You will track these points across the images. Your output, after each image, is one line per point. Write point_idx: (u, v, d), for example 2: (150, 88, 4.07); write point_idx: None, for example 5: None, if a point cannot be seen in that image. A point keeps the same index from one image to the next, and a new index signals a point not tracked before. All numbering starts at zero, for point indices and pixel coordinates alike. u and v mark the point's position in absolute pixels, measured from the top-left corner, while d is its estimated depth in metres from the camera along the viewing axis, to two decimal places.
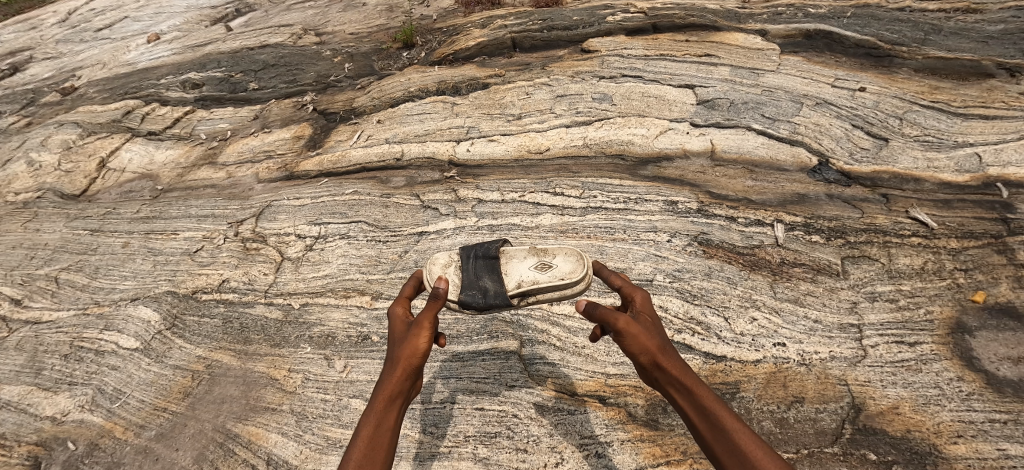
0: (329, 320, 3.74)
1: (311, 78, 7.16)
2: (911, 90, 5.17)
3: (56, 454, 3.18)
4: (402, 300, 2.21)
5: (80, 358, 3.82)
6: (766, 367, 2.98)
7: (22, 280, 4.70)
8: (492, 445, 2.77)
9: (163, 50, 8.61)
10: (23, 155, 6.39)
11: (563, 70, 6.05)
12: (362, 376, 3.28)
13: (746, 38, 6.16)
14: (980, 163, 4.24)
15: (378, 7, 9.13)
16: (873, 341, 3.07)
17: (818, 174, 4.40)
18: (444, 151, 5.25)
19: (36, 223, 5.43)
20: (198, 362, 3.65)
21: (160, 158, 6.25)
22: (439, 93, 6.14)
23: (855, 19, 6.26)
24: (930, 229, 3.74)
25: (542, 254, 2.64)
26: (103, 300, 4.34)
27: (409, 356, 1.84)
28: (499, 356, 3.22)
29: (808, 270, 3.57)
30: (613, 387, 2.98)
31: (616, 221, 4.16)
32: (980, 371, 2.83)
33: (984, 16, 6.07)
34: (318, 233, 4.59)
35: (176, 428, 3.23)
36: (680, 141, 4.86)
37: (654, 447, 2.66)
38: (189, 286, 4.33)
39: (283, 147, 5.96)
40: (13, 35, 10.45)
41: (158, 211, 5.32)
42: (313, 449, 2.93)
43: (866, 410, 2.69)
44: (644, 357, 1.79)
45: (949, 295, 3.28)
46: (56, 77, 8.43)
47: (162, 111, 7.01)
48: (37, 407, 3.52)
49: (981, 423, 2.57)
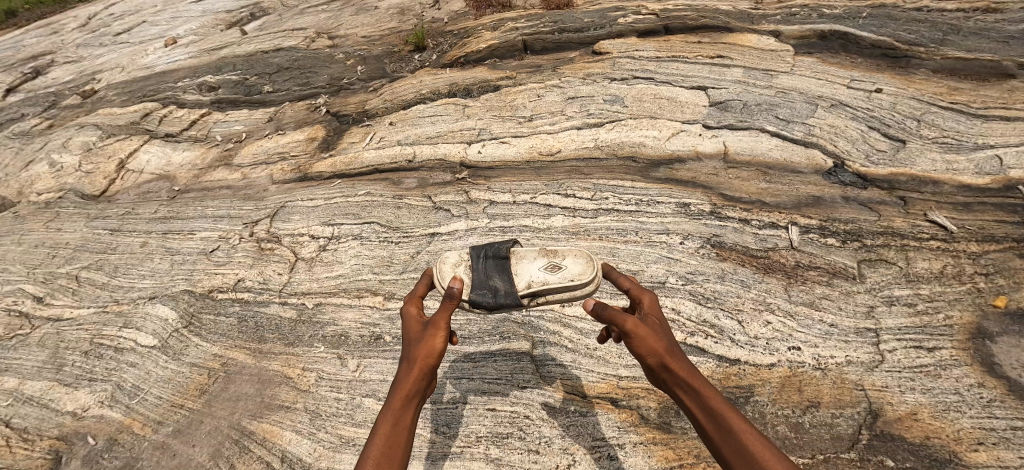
0: (343, 320, 3.79)
1: (324, 81, 7.26)
2: (929, 91, 5.09)
3: (77, 448, 3.25)
4: (414, 299, 2.23)
5: (100, 355, 3.91)
6: (781, 371, 2.94)
7: (45, 278, 4.82)
8: (504, 445, 2.78)
9: (180, 54, 8.77)
10: (46, 157, 6.55)
11: (575, 72, 6.07)
12: (375, 375, 3.32)
13: (760, 39, 6.12)
14: (1002, 165, 4.16)
15: (391, 11, 9.21)
16: (891, 346, 3.02)
17: (833, 176, 4.36)
18: (455, 153, 5.28)
19: (58, 223, 5.56)
20: (214, 360, 3.71)
21: (178, 159, 6.37)
22: (451, 95, 6.19)
23: (872, 19, 6.19)
24: (950, 233, 3.67)
25: (552, 255, 2.64)
26: (123, 299, 4.44)
27: (426, 357, 1.87)
28: (511, 358, 3.23)
29: (823, 273, 3.53)
30: (626, 389, 2.97)
31: (628, 223, 4.14)
32: (1002, 378, 2.78)
33: (1005, 16, 5.96)
34: (332, 234, 4.64)
35: (193, 424, 3.28)
36: (692, 142, 4.84)
37: (667, 451, 2.65)
38: (205, 285, 4.41)
39: (297, 149, 6.03)
40: (35, 40, 10.71)
41: (177, 212, 5.42)
42: (327, 448, 2.97)
43: (884, 416, 2.65)
44: (652, 358, 1.82)
45: (970, 300, 3.22)
46: (77, 81, 8.62)
47: (179, 114, 7.14)
48: (59, 403, 3.59)
49: (1003, 430, 2.53)
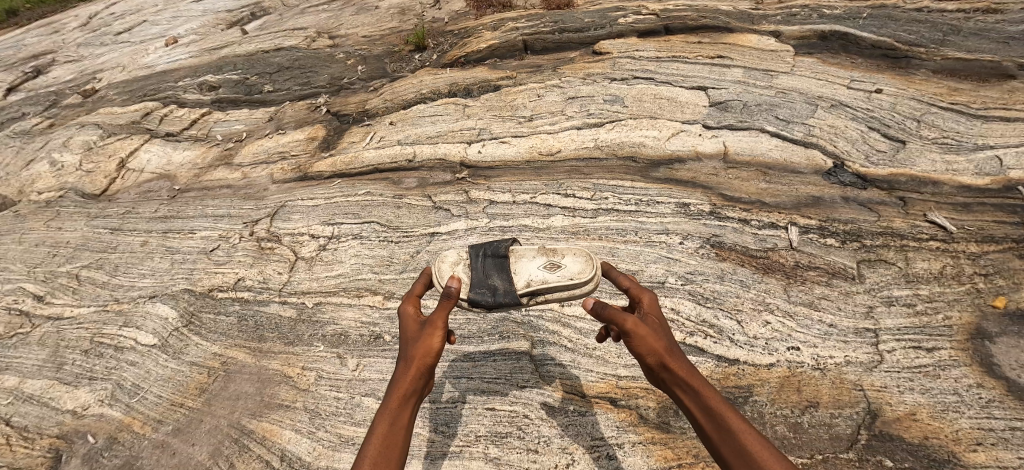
0: (342, 319, 3.79)
1: (325, 80, 7.26)
2: (929, 91, 5.09)
3: (78, 447, 3.26)
4: (412, 299, 2.23)
5: (101, 354, 3.91)
6: (780, 371, 2.94)
7: (45, 277, 4.82)
8: (503, 445, 2.79)
9: (181, 53, 8.78)
10: (46, 156, 6.56)
11: (575, 72, 6.07)
12: (375, 374, 3.32)
13: (760, 40, 6.12)
14: (1001, 166, 4.16)
15: (391, 10, 9.22)
16: (890, 346, 3.02)
17: (833, 177, 4.35)
18: (455, 152, 5.28)
19: (58, 222, 5.56)
20: (214, 359, 3.71)
21: (179, 159, 6.38)
22: (451, 95, 6.20)
23: (872, 20, 6.19)
24: (949, 233, 3.67)
25: (551, 254, 2.64)
26: (124, 298, 4.44)
27: (423, 356, 1.87)
28: (510, 357, 3.23)
29: (823, 274, 3.53)
30: (625, 389, 2.97)
31: (628, 223, 4.14)
32: (1001, 378, 2.78)
33: (1005, 16, 5.95)
34: (332, 234, 4.65)
35: (193, 423, 3.29)
36: (692, 142, 4.84)
37: (666, 450, 2.65)
38: (205, 285, 4.41)
39: (297, 148, 6.04)
40: (36, 39, 10.73)
41: (177, 211, 5.43)
42: (326, 447, 2.97)
43: (883, 416, 2.65)
44: (651, 358, 1.82)
45: (969, 300, 3.22)
46: (77, 80, 8.63)
47: (180, 113, 7.15)
48: (59, 401, 3.60)
49: (1001, 431, 2.53)
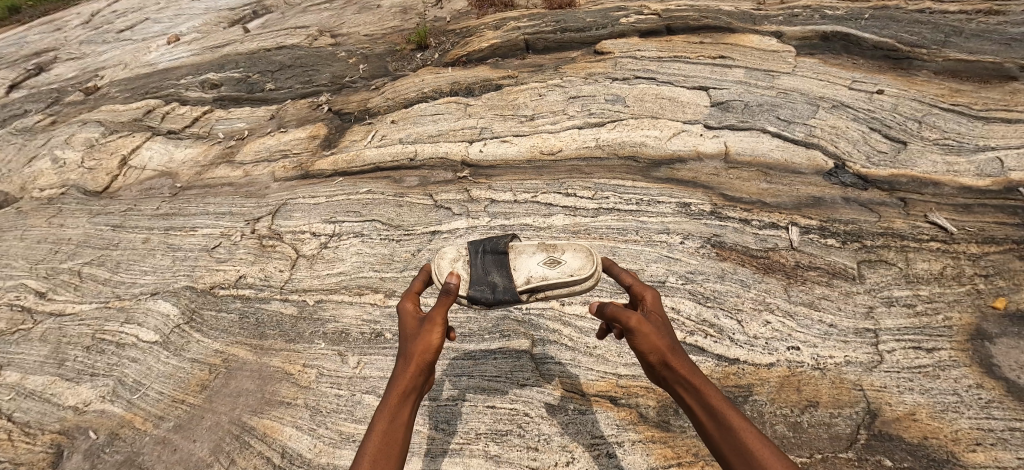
0: (343, 317, 3.80)
1: (326, 79, 7.27)
2: (931, 92, 5.09)
3: (79, 442, 3.27)
4: (411, 296, 2.25)
5: (102, 350, 3.93)
6: (780, 371, 2.95)
7: (46, 273, 4.83)
8: (503, 443, 2.80)
9: (183, 51, 8.80)
10: (48, 153, 6.58)
11: (577, 71, 6.08)
12: (375, 372, 3.33)
13: (761, 40, 6.13)
14: (1003, 167, 4.16)
15: (393, 9, 9.23)
16: (889, 346, 3.03)
17: (834, 177, 4.36)
18: (457, 151, 5.29)
19: (60, 219, 5.57)
20: (215, 356, 3.72)
21: (180, 156, 6.39)
22: (452, 94, 6.21)
23: (875, 21, 6.19)
24: (950, 234, 3.68)
25: (552, 250, 2.63)
26: (125, 294, 4.45)
27: (423, 352, 1.88)
28: (511, 356, 3.24)
29: (823, 274, 3.54)
30: (625, 387, 2.98)
31: (629, 222, 4.15)
32: (1001, 379, 2.78)
33: (1007, 18, 5.95)
34: (333, 232, 4.66)
35: (193, 420, 3.30)
36: (693, 142, 4.84)
37: (666, 449, 2.66)
38: (207, 282, 4.42)
39: (299, 146, 6.05)
40: (39, 36, 10.76)
41: (178, 208, 5.44)
42: (327, 444, 2.98)
43: (882, 416, 2.66)
44: (654, 355, 1.82)
45: (969, 301, 3.23)
46: (79, 78, 8.65)
47: (182, 111, 7.16)
48: (60, 397, 3.61)
49: (1001, 431, 2.53)
